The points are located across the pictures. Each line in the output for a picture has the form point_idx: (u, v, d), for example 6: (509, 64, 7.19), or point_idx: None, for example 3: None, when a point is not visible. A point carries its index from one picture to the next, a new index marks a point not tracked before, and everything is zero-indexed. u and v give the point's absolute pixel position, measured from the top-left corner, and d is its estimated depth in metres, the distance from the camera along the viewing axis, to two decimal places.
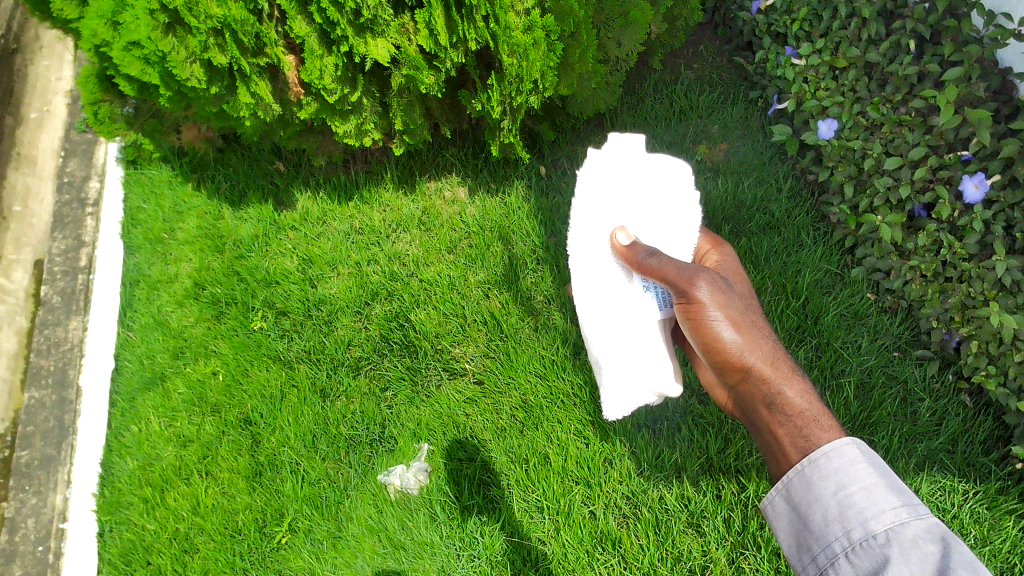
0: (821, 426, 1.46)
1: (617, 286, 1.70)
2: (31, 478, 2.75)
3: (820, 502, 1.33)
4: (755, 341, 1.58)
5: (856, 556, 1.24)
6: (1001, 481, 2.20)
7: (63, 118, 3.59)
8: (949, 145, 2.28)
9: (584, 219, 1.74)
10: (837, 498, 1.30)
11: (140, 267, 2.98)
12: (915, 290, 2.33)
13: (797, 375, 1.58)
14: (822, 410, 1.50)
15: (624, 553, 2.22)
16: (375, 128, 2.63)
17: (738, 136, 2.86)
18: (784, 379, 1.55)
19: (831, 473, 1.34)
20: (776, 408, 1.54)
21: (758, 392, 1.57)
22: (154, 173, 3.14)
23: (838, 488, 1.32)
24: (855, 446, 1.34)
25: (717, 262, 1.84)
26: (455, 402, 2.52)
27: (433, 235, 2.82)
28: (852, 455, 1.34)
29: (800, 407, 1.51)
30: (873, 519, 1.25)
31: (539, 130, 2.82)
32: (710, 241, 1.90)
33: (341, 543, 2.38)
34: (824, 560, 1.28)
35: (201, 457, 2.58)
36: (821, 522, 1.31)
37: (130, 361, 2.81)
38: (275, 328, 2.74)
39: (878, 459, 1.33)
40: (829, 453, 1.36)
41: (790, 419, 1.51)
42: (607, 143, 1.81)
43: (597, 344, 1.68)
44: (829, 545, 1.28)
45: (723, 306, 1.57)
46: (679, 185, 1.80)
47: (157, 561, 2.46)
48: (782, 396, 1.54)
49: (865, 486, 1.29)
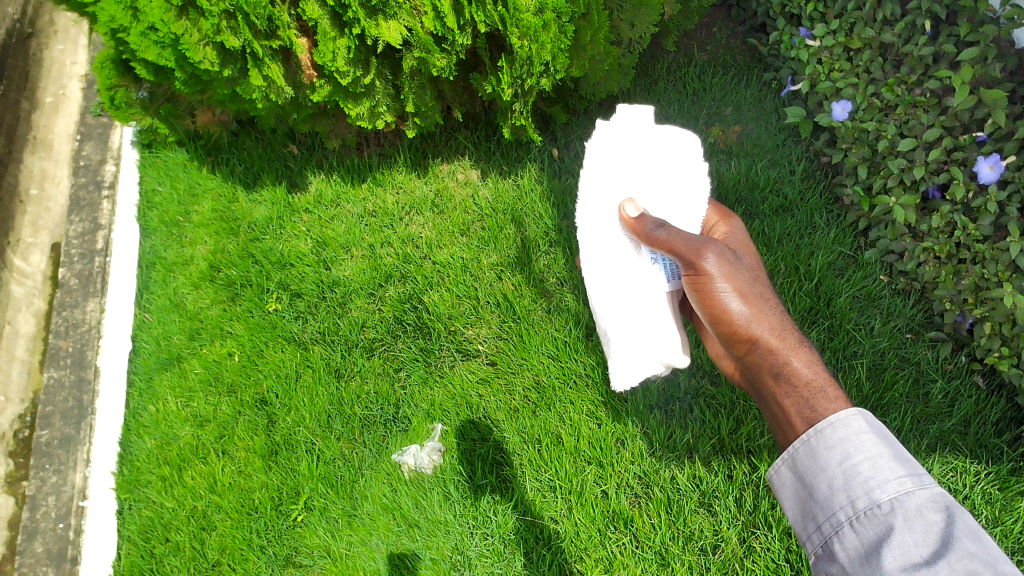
0: (827, 397, 1.45)
1: (626, 257, 1.74)
2: (52, 457, 2.78)
3: (825, 472, 1.34)
4: (762, 311, 1.57)
5: (860, 524, 1.25)
6: (1012, 462, 2.21)
7: (79, 103, 3.60)
8: (964, 127, 2.27)
9: (593, 192, 1.80)
10: (842, 468, 1.31)
11: (156, 250, 3.00)
12: (928, 271, 2.32)
13: (806, 347, 1.56)
14: (829, 381, 1.49)
15: (635, 532, 2.24)
16: (388, 111, 2.64)
17: (751, 118, 2.85)
18: (791, 350, 1.54)
19: (837, 443, 1.34)
20: (782, 377, 1.53)
21: (765, 363, 1.56)
22: (170, 156, 3.17)
23: (843, 458, 1.32)
24: (862, 417, 1.35)
25: (723, 234, 1.84)
26: (468, 383, 2.54)
27: (446, 217, 2.83)
28: (858, 425, 1.34)
29: (806, 377, 1.50)
30: (878, 488, 1.25)
31: (551, 112, 2.82)
32: (718, 213, 1.90)
33: (356, 521, 2.41)
34: (829, 529, 1.30)
35: (218, 436, 2.61)
36: (826, 491, 1.32)
37: (147, 342, 2.84)
38: (289, 309, 2.77)
39: (884, 429, 1.34)
40: (835, 423, 1.37)
41: (796, 389, 1.50)
42: (616, 117, 1.85)
43: (604, 316, 1.72)
44: (834, 513, 1.30)
45: (731, 277, 1.59)
46: (688, 157, 1.81)
47: (175, 538, 2.50)
48: (789, 366, 1.53)
49: (870, 456, 1.29)
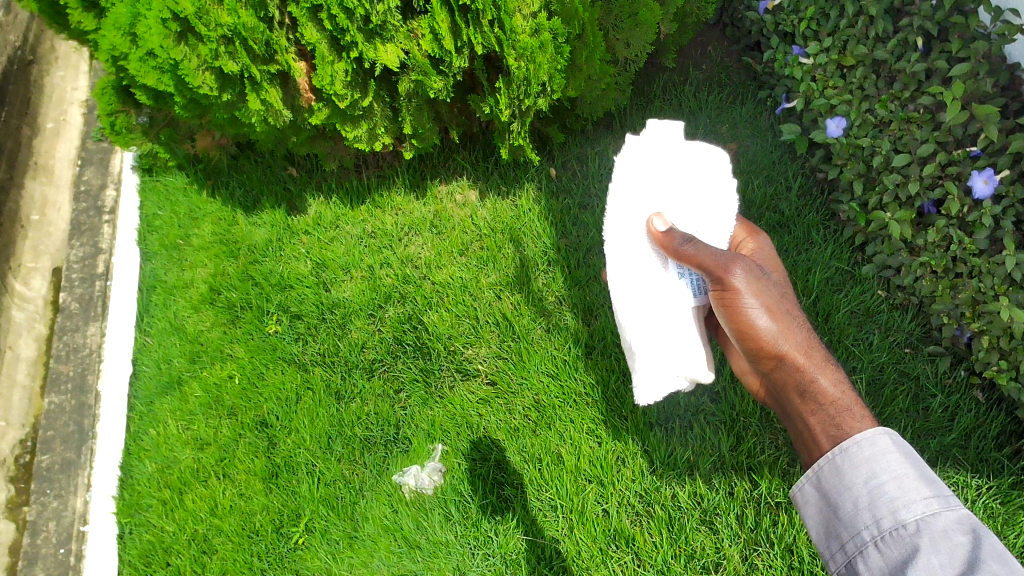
0: (853, 416, 1.46)
1: (653, 273, 1.75)
2: (53, 482, 2.77)
3: (851, 491, 1.34)
4: (790, 329, 1.58)
5: (885, 545, 1.26)
6: (1014, 476, 2.20)
7: (80, 127, 3.67)
8: (958, 142, 2.27)
9: (621, 207, 1.80)
10: (867, 487, 1.31)
11: (156, 273, 3.02)
12: (925, 286, 2.33)
13: (833, 365, 1.57)
14: (855, 401, 1.50)
15: (637, 551, 2.23)
16: (385, 132, 2.67)
17: (747, 136, 2.87)
18: (818, 369, 1.55)
19: (862, 462, 1.35)
20: (808, 395, 1.54)
21: (792, 379, 1.57)
22: (170, 180, 3.20)
23: (869, 476, 1.33)
24: (887, 436, 1.35)
25: (751, 249, 1.87)
26: (468, 403, 2.54)
27: (445, 238, 2.84)
28: (884, 444, 1.34)
29: (833, 396, 1.51)
30: (904, 509, 1.25)
31: (548, 132, 2.85)
32: (746, 229, 1.92)
33: (357, 542, 2.40)
34: (853, 548, 1.30)
35: (219, 459, 2.61)
36: (851, 510, 1.33)
37: (147, 365, 2.85)
38: (289, 331, 2.78)
39: (910, 448, 1.34)
40: (861, 442, 1.37)
41: (822, 407, 1.51)
42: (645, 132, 1.84)
43: (630, 329, 1.73)
44: (858, 533, 1.30)
45: (759, 294, 1.59)
46: (716, 173, 1.82)
47: (175, 562, 2.49)
48: (815, 384, 1.54)
49: (896, 476, 1.30)
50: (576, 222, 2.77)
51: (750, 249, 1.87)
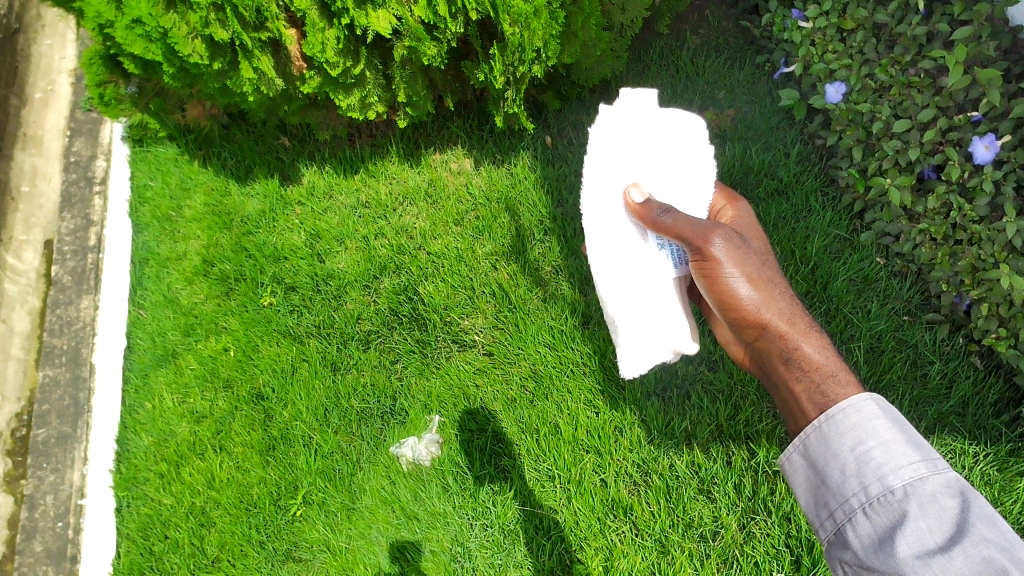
0: (839, 382, 1.45)
1: (633, 245, 1.72)
2: (49, 456, 2.77)
3: (837, 458, 1.32)
4: (772, 296, 1.57)
5: (873, 512, 1.24)
6: (1011, 442, 2.20)
7: (68, 98, 3.56)
8: (959, 106, 2.25)
9: (598, 179, 1.75)
10: (855, 454, 1.30)
11: (149, 246, 2.99)
12: (925, 253, 2.31)
13: (816, 332, 1.56)
14: (840, 366, 1.48)
15: (635, 520, 2.24)
16: (379, 101, 2.62)
17: (745, 102, 2.84)
18: (802, 335, 1.54)
19: (848, 429, 1.33)
20: (793, 363, 1.52)
21: (775, 346, 1.56)
22: (161, 151, 3.15)
23: (855, 443, 1.31)
24: (874, 401, 1.33)
25: (730, 216, 1.86)
26: (465, 373, 2.53)
27: (439, 207, 2.82)
28: (871, 410, 1.32)
29: (818, 363, 1.50)
30: (892, 475, 1.24)
31: (544, 99, 2.81)
32: (724, 196, 1.91)
33: (355, 514, 2.41)
34: (842, 516, 1.28)
35: (215, 432, 2.60)
36: (838, 478, 1.31)
37: (142, 339, 2.83)
38: (284, 303, 2.75)
39: (896, 412, 1.32)
40: (847, 409, 1.35)
41: (807, 374, 1.50)
42: (619, 99, 1.81)
43: (612, 303, 1.69)
44: (846, 500, 1.28)
45: (739, 263, 1.58)
46: (693, 140, 1.80)
47: (174, 535, 2.49)
48: (800, 352, 1.52)
49: (883, 441, 1.28)
50: (572, 191, 2.74)
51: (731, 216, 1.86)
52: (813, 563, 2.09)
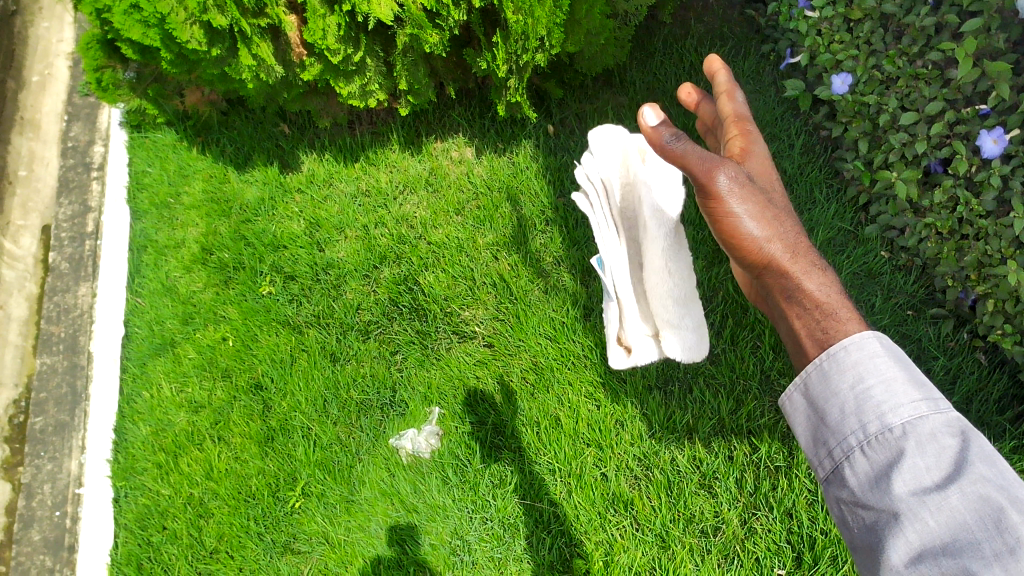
0: (844, 321, 1.32)
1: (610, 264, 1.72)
2: (46, 445, 2.75)
3: (837, 396, 1.20)
4: (777, 233, 1.46)
5: (871, 449, 1.14)
6: (1015, 440, 2.16)
7: (65, 82, 3.50)
8: (966, 99, 2.23)
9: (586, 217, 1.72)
10: (854, 393, 1.18)
11: (147, 233, 2.96)
12: (930, 248, 2.29)
13: (823, 269, 1.43)
14: (844, 305, 1.35)
15: (635, 515, 2.22)
16: (379, 88, 2.59)
17: (749, 91, 2.81)
18: (806, 272, 1.42)
19: (849, 366, 1.20)
20: (796, 300, 1.40)
21: (777, 283, 1.45)
22: (160, 137, 3.13)
23: (855, 381, 1.19)
24: (877, 338, 1.21)
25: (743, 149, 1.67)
26: (465, 365, 2.51)
27: (440, 196, 2.81)
28: (873, 347, 1.20)
29: (822, 301, 1.37)
30: (891, 412, 1.13)
31: (546, 87, 2.79)
32: (741, 130, 1.72)
33: (354, 506, 2.38)
34: (839, 454, 1.17)
35: (213, 422, 2.58)
36: (836, 416, 1.19)
37: (140, 327, 2.80)
38: (283, 293, 2.74)
39: (900, 350, 1.20)
40: (849, 347, 1.22)
41: (809, 311, 1.37)
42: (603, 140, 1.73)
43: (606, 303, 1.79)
44: (843, 438, 1.17)
45: (745, 198, 1.48)
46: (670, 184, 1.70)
47: (172, 526, 2.45)
48: (802, 288, 1.41)
49: (885, 378, 1.16)
50: (574, 180, 2.74)
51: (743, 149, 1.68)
52: (814, 560, 2.08)
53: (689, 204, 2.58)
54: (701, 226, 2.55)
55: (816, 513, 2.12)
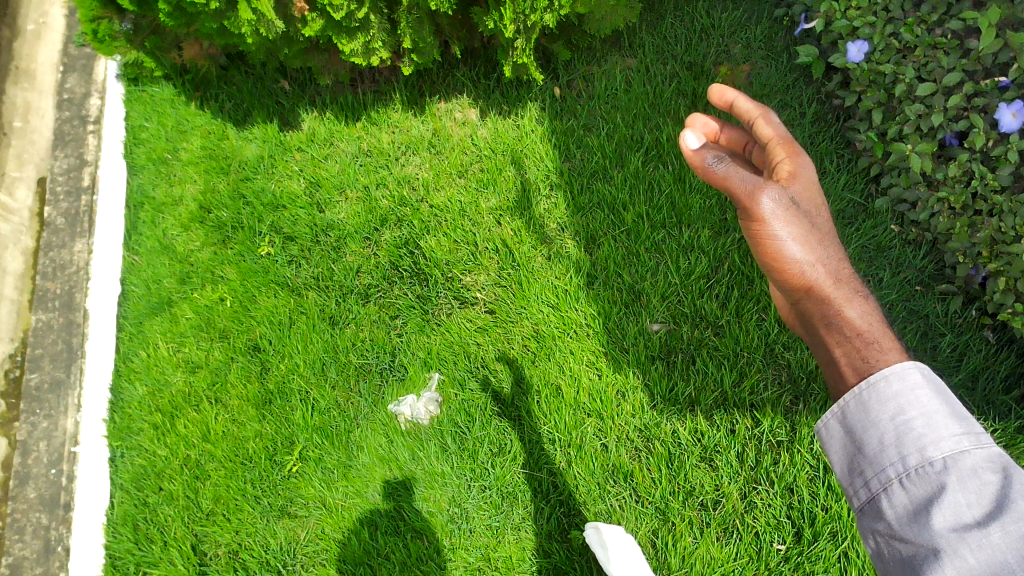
0: (880, 346, 1.36)
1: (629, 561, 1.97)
2: (41, 402, 2.67)
3: (875, 427, 1.24)
4: (819, 257, 1.53)
5: (910, 482, 1.18)
6: (1020, 419, 2.13)
7: (62, 32, 3.39)
8: (986, 71, 2.17)
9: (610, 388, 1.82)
10: (894, 424, 1.22)
11: (144, 189, 2.90)
12: (942, 223, 2.25)
13: (863, 297, 1.48)
14: (883, 331, 1.39)
15: (635, 486, 2.21)
16: (383, 46, 2.52)
17: (761, 57, 2.76)
18: (848, 296, 1.47)
19: (889, 397, 1.25)
20: (832, 324, 1.45)
21: (818, 309, 1.50)
22: (157, 91, 3.06)
23: (896, 412, 1.23)
24: (917, 370, 1.25)
25: (790, 173, 1.70)
26: (466, 331, 2.49)
27: (443, 158, 2.76)
28: (913, 379, 1.25)
29: (858, 325, 1.41)
30: (933, 447, 1.18)
31: (554, 48, 2.73)
32: (788, 152, 1.76)
33: (352, 472, 2.35)
34: (877, 485, 1.22)
35: (210, 383, 2.54)
36: (875, 447, 1.24)
37: (136, 286, 2.74)
38: (282, 254, 2.70)
39: (939, 383, 1.25)
40: (889, 376, 1.26)
41: (847, 336, 1.41)
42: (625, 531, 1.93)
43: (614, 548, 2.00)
44: (882, 470, 1.22)
45: (788, 222, 1.59)
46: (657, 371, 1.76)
47: (168, 487, 2.41)
48: (840, 313, 1.45)
49: (925, 412, 1.21)
50: (580, 145, 2.71)
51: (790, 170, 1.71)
52: (814, 536, 2.07)
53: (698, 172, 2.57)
54: (709, 194, 2.54)
55: (816, 489, 2.11)
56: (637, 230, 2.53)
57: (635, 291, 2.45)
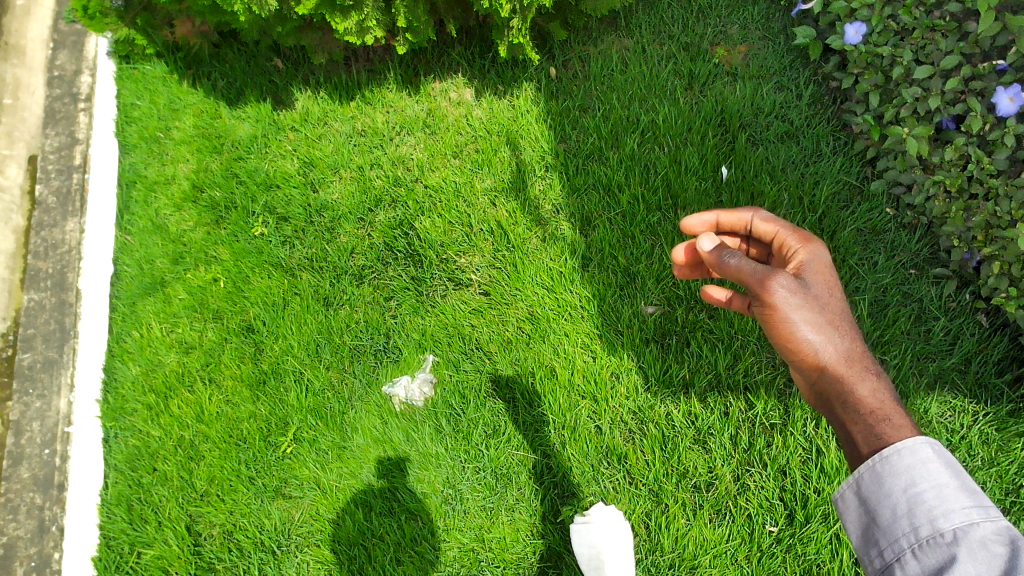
0: (894, 423, 1.36)
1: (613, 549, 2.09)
2: (35, 382, 2.66)
3: (889, 498, 1.26)
4: (836, 342, 1.46)
5: (922, 552, 1.18)
6: (1012, 403, 2.15)
7: (52, 8, 3.35)
8: (984, 54, 2.17)
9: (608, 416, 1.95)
10: (906, 495, 1.24)
11: (136, 168, 2.88)
12: (937, 206, 2.25)
13: (876, 376, 1.44)
14: (897, 408, 1.39)
15: (629, 468, 2.21)
16: (377, 26, 2.49)
17: (758, 38, 2.75)
18: (860, 380, 1.43)
19: (902, 470, 1.27)
20: (850, 407, 1.41)
21: (835, 394, 1.45)
22: (149, 68, 3.02)
23: (908, 484, 1.25)
24: (929, 445, 1.27)
25: (801, 260, 1.66)
26: (461, 313, 2.48)
27: (438, 138, 2.75)
28: (925, 453, 1.27)
29: (873, 404, 1.40)
30: (943, 517, 1.18)
31: (550, 28, 2.71)
32: (800, 238, 1.70)
33: (346, 453, 2.35)
34: (890, 556, 1.22)
35: (204, 364, 2.53)
36: (889, 518, 1.25)
37: (129, 266, 2.73)
38: (276, 234, 2.69)
39: (951, 459, 1.27)
40: (901, 450, 1.28)
41: (862, 415, 1.39)
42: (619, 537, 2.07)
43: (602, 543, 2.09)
44: (896, 540, 1.22)
45: (806, 309, 1.50)
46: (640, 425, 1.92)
47: (162, 468, 2.41)
48: (855, 395, 1.42)
49: (936, 484, 1.22)
50: (576, 126, 2.70)
51: (800, 258, 1.66)
52: (806, 518, 2.08)
53: (694, 153, 2.56)
54: (704, 175, 2.53)
55: (809, 471, 2.13)
56: (632, 213, 2.52)
57: (630, 273, 2.44)
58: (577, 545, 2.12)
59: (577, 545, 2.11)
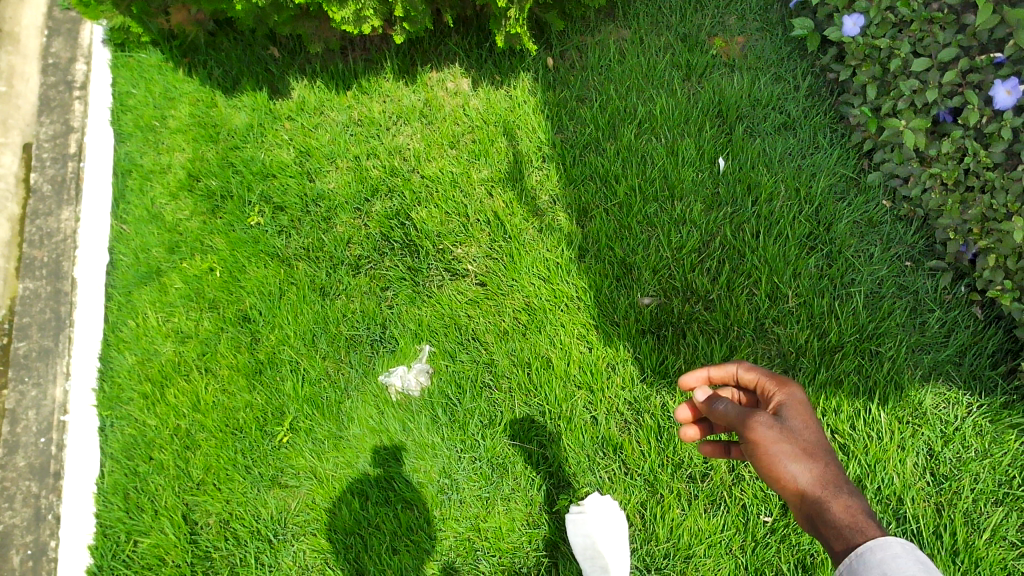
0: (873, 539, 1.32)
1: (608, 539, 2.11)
2: (30, 370, 2.65)
3: None
4: (816, 469, 1.44)
5: None
6: (1006, 395, 2.16)
7: None
8: (982, 47, 2.17)
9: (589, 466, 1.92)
10: None
11: (131, 156, 2.86)
12: (934, 199, 2.24)
13: (855, 497, 1.41)
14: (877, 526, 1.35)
15: (624, 459, 2.22)
16: (374, 15, 2.48)
17: (756, 29, 2.75)
18: (838, 502, 1.40)
19: (874, 564, 1.25)
20: (834, 531, 1.37)
21: (818, 523, 1.40)
22: (144, 57, 3.01)
23: None
24: (901, 542, 1.27)
25: (778, 401, 1.63)
26: (457, 303, 2.48)
27: (435, 128, 2.74)
28: (895, 549, 1.26)
29: (853, 524, 1.36)
30: None
31: (547, 18, 2.71)
32: (776, 381, 1.68)
33: (342, 442, 2.36)
34: None
35: (200, 353, 2.53)
36: None
37: (124, 255, 2.72)
38: (272, 224, 2.69)
39: (929, 561, 1.25)
40: (875, 548, 1.28)
41: (845, 534, 1.35)
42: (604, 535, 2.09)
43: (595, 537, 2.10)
44: None
45: (785, 442, 1.48)
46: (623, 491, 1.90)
47: (158, 457, 2.41)
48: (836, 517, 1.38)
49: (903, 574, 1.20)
50: (573, 117, 2.70)
51: (776, 397, 1.64)
52: None
53: (691, 144, 2.56)
54: (701, 166, 2.54)
55: None
56: (629, 203, 2.52)
57: (627, 264, 2.45)
58: (571, 534, 2.11)
59: (571, 534, 2.11)
